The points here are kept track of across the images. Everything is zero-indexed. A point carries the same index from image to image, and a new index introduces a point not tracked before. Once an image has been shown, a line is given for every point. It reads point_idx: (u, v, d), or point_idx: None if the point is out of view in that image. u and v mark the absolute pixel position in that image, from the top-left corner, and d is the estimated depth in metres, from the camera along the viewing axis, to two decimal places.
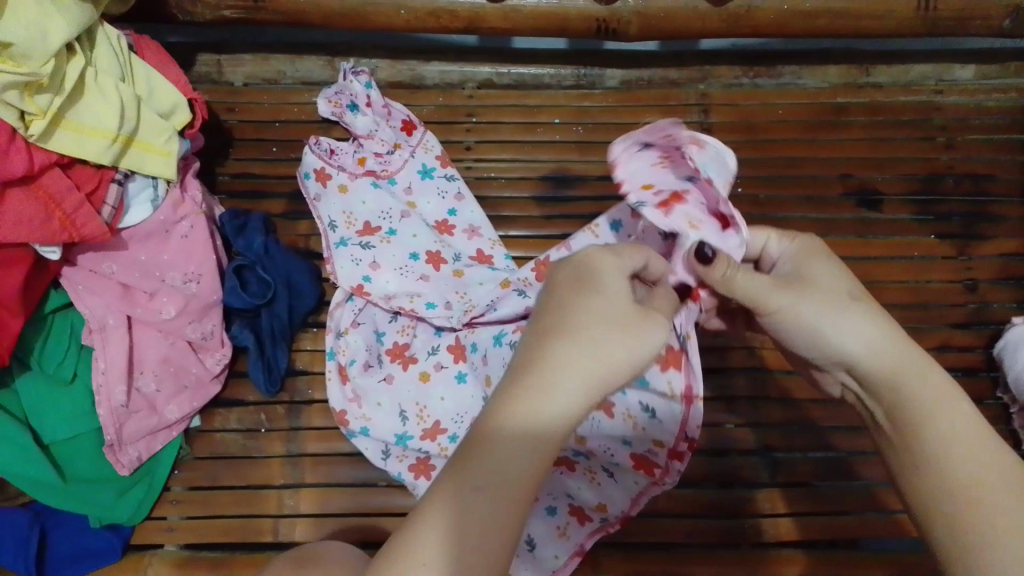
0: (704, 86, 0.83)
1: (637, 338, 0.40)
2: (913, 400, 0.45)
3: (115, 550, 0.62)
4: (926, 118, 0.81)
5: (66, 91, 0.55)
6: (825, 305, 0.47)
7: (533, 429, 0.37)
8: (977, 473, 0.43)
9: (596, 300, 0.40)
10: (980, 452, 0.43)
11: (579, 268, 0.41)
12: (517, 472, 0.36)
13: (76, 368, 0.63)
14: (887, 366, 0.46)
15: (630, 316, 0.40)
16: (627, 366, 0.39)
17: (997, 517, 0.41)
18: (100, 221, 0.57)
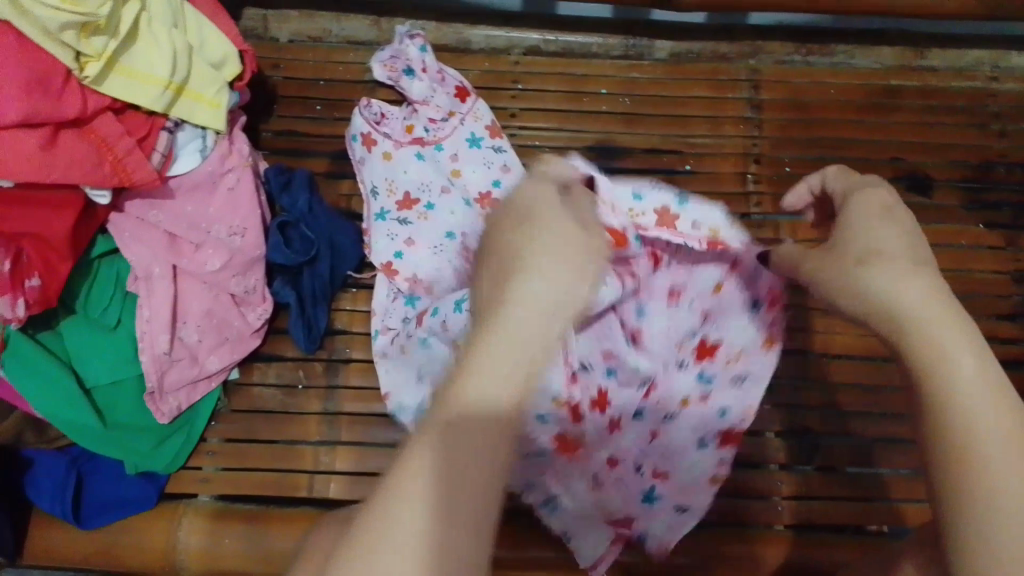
0: (755, 61, 0.82)
1: (580, 269, 0.35)
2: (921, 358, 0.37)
3: (149, 499, 0.63)
4: (980, 104, 0.80)
5: (121, 34, 0.55)
6: (896, 273, 0.39)
7: (474, 377, 0.33)
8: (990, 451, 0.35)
9: (524, 242, 0.35)
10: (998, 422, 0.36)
11: (517, 218, 0.37)
12: (470, 427, 0.32)
13: (120, 315, 0.62)
14: (923, 317, 0.38)
15: (560, 249, 0.35)
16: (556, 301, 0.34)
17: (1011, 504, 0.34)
18: (150, 168, 0.57)
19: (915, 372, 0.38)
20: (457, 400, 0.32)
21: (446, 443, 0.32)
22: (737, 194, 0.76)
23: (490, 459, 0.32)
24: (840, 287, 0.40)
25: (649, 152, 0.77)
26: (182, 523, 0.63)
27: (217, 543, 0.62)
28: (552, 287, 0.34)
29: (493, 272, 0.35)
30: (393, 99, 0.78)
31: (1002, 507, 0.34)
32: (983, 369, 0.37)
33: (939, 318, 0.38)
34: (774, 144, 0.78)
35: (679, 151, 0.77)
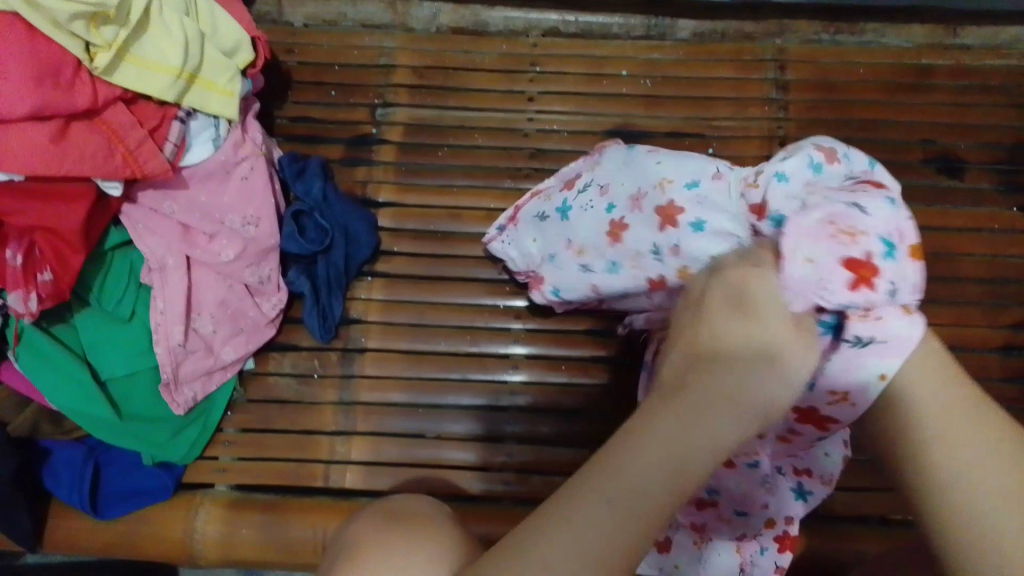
0: (781, 41, 0.79)
1: (758, 347, 0.34)
2: (686, 468, 0.32)
3: (167, 489, 0.63)
4: (1015, 83, 0.77)
5: (132, 23, 0.55)
6: (723, 395, 0.33)
7: (678, 427, 0.32)
8: (694, 453, 0.32)
9: (747, 327, 0.35)
10: (696, 391, 0.33)
11: (735, 291, 0.37)
12: (681, 462, 0.31)
13: (134, 307, 0.62)
14: (703, 409, 0.33)
15: (751, 331, 0.35)
16: (714, 441, 0.32)
17: (679, 414, 0.32)
18: (161, 158, 0.56)
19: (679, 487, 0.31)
20: (610, 468, 0.31)
21: (631, 456, 0.31)
22: None
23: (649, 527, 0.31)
24: (706, 415, 0.33)
25: (670, 136, 0.75)
26: (200, 512, 0.63)
27: (235, 531, 0.62)
28: (700, 393, 0.33)
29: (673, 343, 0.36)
30: (409, 83, 0.77)
31: (672, 444, 0.32)
32: (709, 368, 0.34)
33: (928, 365, 0.39)
34: (799, 126, 0.75)
35: (701, 134, 0.75)
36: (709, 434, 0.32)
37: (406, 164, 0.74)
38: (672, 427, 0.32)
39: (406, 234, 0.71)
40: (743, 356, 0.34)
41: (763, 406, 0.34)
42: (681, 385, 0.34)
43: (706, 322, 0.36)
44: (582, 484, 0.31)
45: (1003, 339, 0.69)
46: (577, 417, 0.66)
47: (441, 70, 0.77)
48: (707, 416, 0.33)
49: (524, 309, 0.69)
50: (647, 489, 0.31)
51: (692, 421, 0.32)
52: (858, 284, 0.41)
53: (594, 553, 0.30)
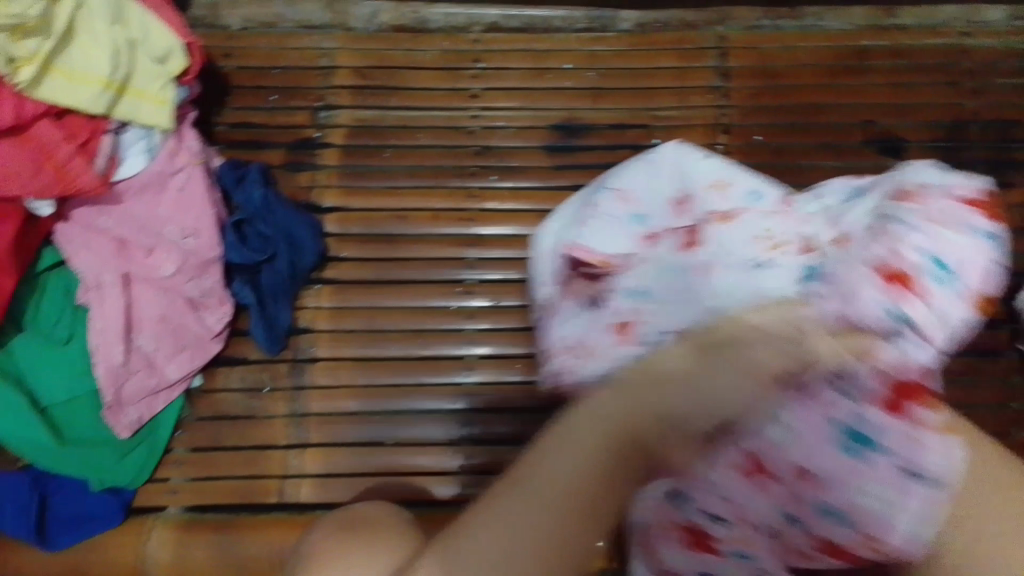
0: (723, 28, 0.78)
1: (702, 364, 0.36)
2: (586, 456, 0.33)
3: (117, 514, 0.61)
4: (952, 62, 0.78)
5: (57, 32, 0.53)
6: (633, 374, 0.36)
7: (635, 406, 0.34)
8: (588, 436, 0.33)
9: (703, 354, 0.36)
10: (620, 382, 0.35)
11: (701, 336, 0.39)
12: (580, 447, 0.33)
13: (73, 327, 0.60)
14: (613, 397, 0.34)
15: (692, 352, 0.37)
16: (607, 418, 0.34)
17: (594, 403, 0.34)
18: (93, 173, 0.55)
19: (577, 476, 0.32)
20: (533, 465, 0.33)
21: (584, 431, 0.33)
22: None
23: (559, 518, 0.31)
24: (614, 401, 0.34)
25: (615, 128, 0.74)
26: (151, 536, 0.61)
27: (189, 552, 0.61)
28: (629, 381, 0.35)
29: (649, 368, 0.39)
30: (351, 84, 0.75)
31: (576, 432, 0.33)
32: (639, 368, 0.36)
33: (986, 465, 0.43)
34: (744, 113, 0.75)
35: (646, 124, 0.75)
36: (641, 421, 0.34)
37: (351, 166, 0.72)
38: (584, 412, 0.34)
39: (353, 238, 0.70)
40: (677, 365, 0.36)
41: (672, 400, 0.34)
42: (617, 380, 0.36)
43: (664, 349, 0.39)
44: (522, 473, 0.33)
45: None
46: (534, 416, 0.65)
47: (382, 69, 0.76)
48: (602, 397, 0.34)
49: (477, 309, 0.68)
50: (553, 475, 0.32)
51: (594, 408, 0.34)
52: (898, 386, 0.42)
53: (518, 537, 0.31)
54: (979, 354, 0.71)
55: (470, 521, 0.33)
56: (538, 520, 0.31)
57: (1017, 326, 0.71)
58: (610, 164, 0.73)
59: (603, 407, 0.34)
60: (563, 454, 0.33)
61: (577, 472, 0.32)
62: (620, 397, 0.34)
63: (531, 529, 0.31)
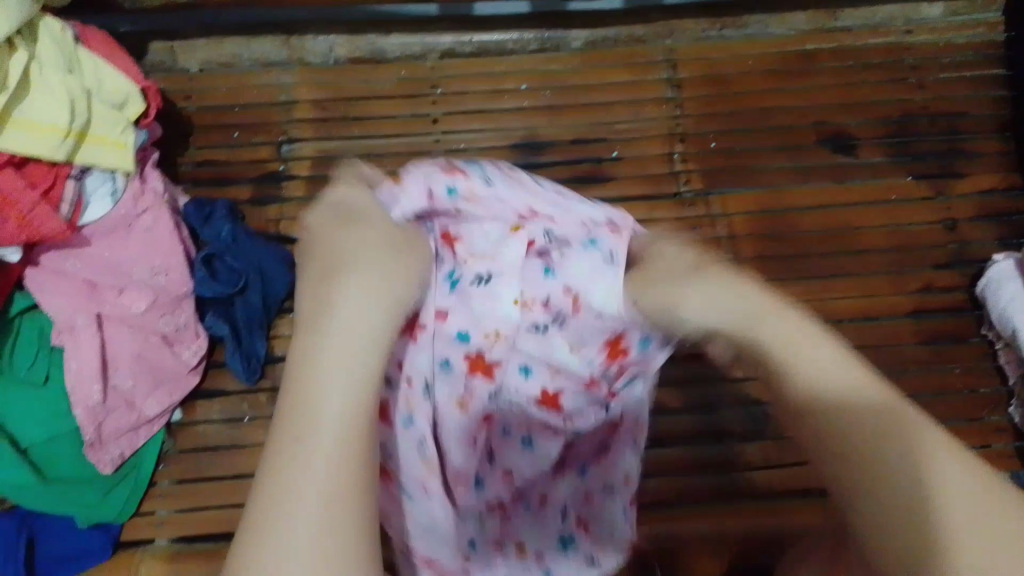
0: (671, 41, 0.81)
1: (375, 252, 0.36)
2: (312, 395, 0.31)
3: (105, 549, 0.62)
4: (897, 58, 0.80)
5: (10, 86, 0.54)
6: (331, 279, 0.34)
7: (350, 344, 0.32)
8: (325, 378, 0.31)
9: (362, 233, 0.37)
10: (316, 302, 0.34)
11: (340, 211, 0.39)
12: (321, 392, 0.31)
13: (49, 369, 0.61)
14: (310, 307, 0.34)
15: (393, 241, 0.37)
16: (336, 344, 0.32)
17: (315, 335, 0.33)
18: (57, 219, 0.56)
19: (302, 421, 0.31)
20: (291, 457, 0.30)
21: (321, 368, 0.32)
22: (666, 176, 0.76)
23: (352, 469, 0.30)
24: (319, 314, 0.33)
25: (573, 143, 0.77)
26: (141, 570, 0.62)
27: None
28: (319, 284, 0.35)
29: (311, 278, 0.35)
30: (313, 117, 0.77)
31: (316, 376, 0.31)
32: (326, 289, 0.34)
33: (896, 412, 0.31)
34: (697, 121, 0.78)
35: (604, 138, 0.77)
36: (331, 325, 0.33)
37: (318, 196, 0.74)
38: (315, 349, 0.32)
39: None
40: (342, 251, 0.36)
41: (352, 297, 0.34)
42: (313, 315, 0.33)
43: (324, 252, 0.36)
44: (281, 457, 0.30)
45: (913, 304, 0.73)
46: None
47: (343, 101, 0.78)
48: (321, 324, 0.33)
49: None
50: (319, 422, 0.31)
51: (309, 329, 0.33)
52: (473, 356, 0.48)
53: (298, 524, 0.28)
54: (947, 340, 0.72)
55: (258, 518, 0.29)
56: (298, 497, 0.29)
57: (980, 311, 0.73)
58: (569, 178, 0.76)
59: (341, 340, 0.32)
60: (297, 402, 0.31)
61: (311, 422, 0.31)
62: (324, 340, 0.32)
63: (318, 512, 0.29)
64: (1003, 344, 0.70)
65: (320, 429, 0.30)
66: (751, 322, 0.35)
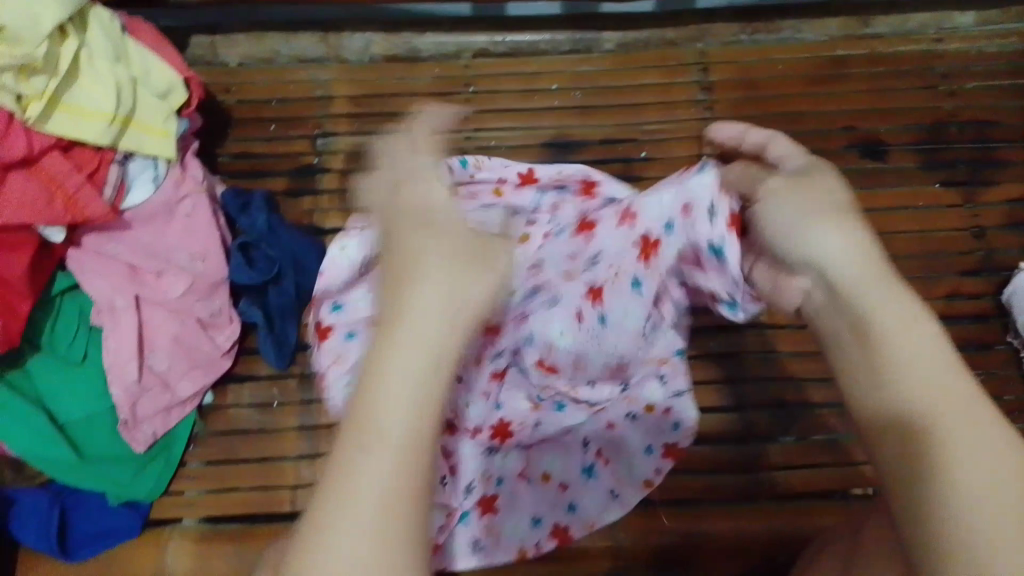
0: (702, 44, 0.82)
1: (452, 257, 0.39)
2: (377, 397, 0.35)
3: (134, 528, 0.64)
4: (928, 66, 0.80)
5: (60, 72, 0.56)
6: (403, 282, 0.38)
7: (413, 343, 0.36)
8: (397, 380, 0.35)
9: (433, 235, 0.39)
10: (398, 306, 0.37)
11: (416, 212, 0.41)
12: (396, 391, 0.35)
13: (87, 348, 0.63)
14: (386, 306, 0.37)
15: (470, 246, 0.39)
16: (411, 347, 0.36)
17: (390, 336, 0.36)
18: (101, 202, 0.58)
19: (369, 420, 0.34)
20: (355, 459, 0.33)
21: (399, 367, 0.35)
22: None
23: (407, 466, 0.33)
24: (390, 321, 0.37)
25: (603, 143, 0.78)
26: (169, 548, 0.63)
27: (207, 563, 0.63)
28: (397, 284, 0.38)
29: (393, 272, 0.39)
30: (348, 112, 0.79)
31: (392, 374, 0.35)
32: (411, 291, 0.37)
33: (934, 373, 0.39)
34: None
35: (634, 139, 0.78)
36: (404, 329, 0.36)
37: (351, 190, 0.76)
38: (391, 352, 0.36)
39: None
40: (416, 254, 0.39)
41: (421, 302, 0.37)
42: (388, 320, 0.37)
43: (413, 248, 0.39)
44: (357, 445, 0.34)
45: (940, 310, 0.73)
46: None
47: (378, 97, 0.79)
48: (394, 333, 0.36)
49: None
50: (387, 429, 0.34)
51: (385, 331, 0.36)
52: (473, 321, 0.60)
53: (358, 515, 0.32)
54: (974, 347, 0.72)
55: (323, 509, 0.33)
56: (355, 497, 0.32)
57: (1006, 319, 0.72)
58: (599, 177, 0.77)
59: (409, 343, 0.36)
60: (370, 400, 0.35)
61: (380, 428, 0.34)
62: (396, 340, 0.36)
63: (375, 519, 0.32)
64: None
65: (385, 433, 0.34)
66: (860, 285, 0.42)
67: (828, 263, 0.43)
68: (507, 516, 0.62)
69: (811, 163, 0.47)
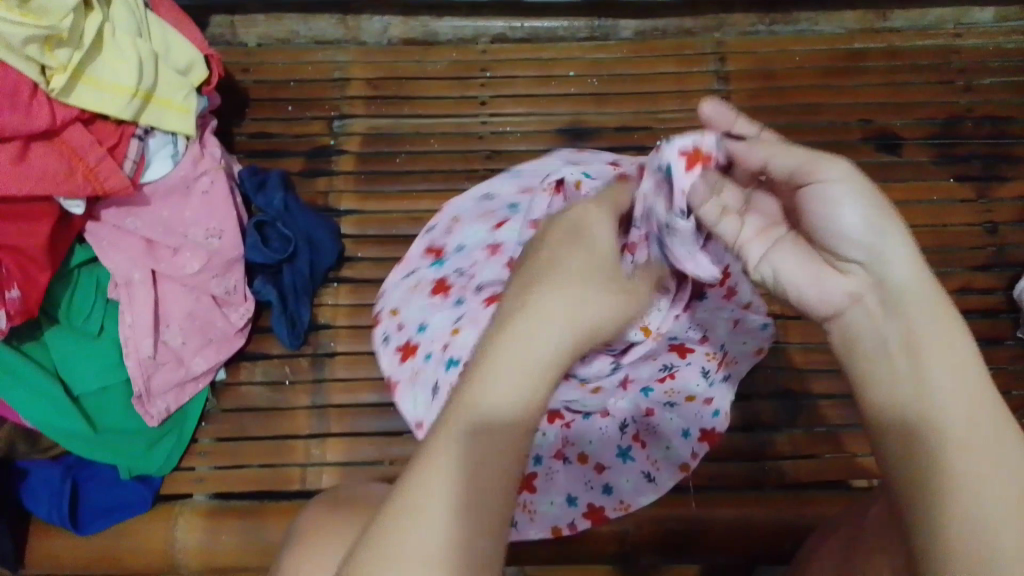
0: (720, 35, 0.82)
1: (588, 273, 0.37)
2: (493, 396, 0.33)
3: (146, 501, 0.64)
4: (945, 61, 0.80)
5: (85, 45, 0.56)
6: (541, 283, 0.36)
7: (527, 357, 0.34)
8: (519, 392, 0.33)
9: (580, 250, 0.38)
10: (534, 307, 0.35)
11: (577, 220, 0.39)
12: (517, 398, 0.33)
13: (103, 321, 0.64)
14: (517, 301, 0.36)
15: (607, 269, 0.38)
16: (541, 355, 0.34)
17: (520, 337, 0.34)
18: (122, 176, 0.58)
19: (481, 420, 0.33)
20: (461, 455, 0.33)
21: (520, 371, 0.34)
22: None
23: (502, 482, 0.33)
24: (514, 317, 0.35)
25: (619, 131, 0.78)
26: (179, 522, 0.64)
27: (214, 538, 0.63)
28: (533, 280, 0.36)
29: (528, 273, 0.37)
30: (364, 94, 0.79)
31: (514, 380, 0.33)
32: (548, 296, 0.35)
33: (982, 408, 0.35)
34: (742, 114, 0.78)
35: (650, 127, 0.78)
36: (535, 329, 0.34)
37: (366, 172, 0.76)
38: (517, 353, 0.34)
39: (369, 239, 0.73)
40: (561, 263, 0.37)
41: (554, 306, 0.35)
42: (517, 313, 0.35)
43: (555, 254, 0.38)
44: (449, 444, 0.33)
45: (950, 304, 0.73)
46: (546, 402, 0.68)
47: (394, 80, 0.79)
48: (519, 327, 0.34)
49: None
50: (497, 433, 0.33)
51: (511, 327, 0.35)
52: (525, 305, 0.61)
53: (450, 521, 0.32)
54: (984, 342, 0.72)
55: (415, 497, 0.32)
56: (456, 500, 0.32)
57: (1017, 314, 0.72)
58: None
59: (536, 351, 0.34)
60: (484, 399, 0.33)
61: (494, 433, 0.33)
62: (510, 349, 0.34)
63: (456, 524, 0.32)
64: None
65: (497, 444, 0.33)
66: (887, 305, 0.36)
67: (882, 275, 0.35)
68: (542, 496, 0.61)
69: (808, 152, 0.36)
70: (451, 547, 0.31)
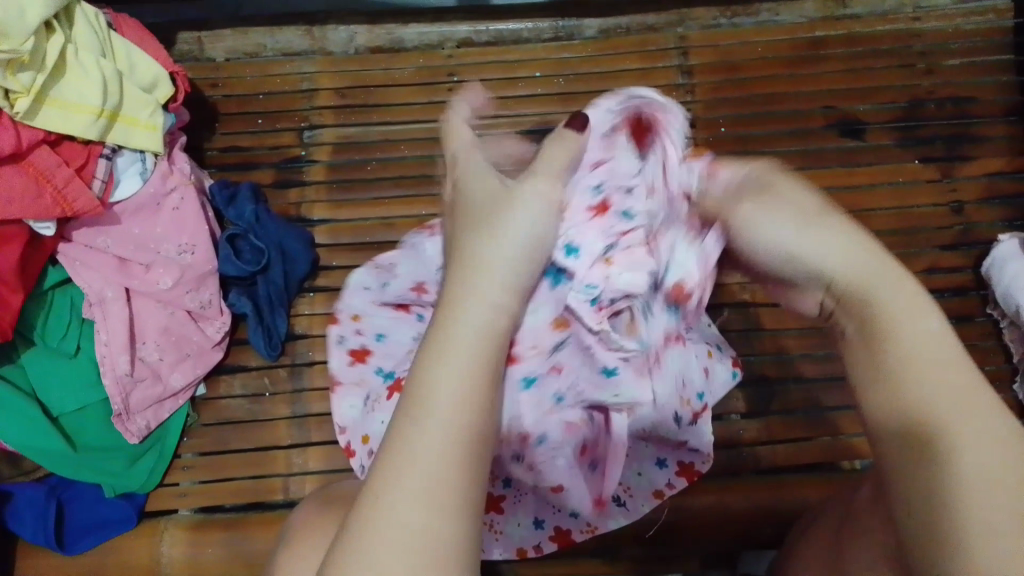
0: (683, 30, 0.82)
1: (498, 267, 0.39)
2: (430, 404, 0.34)
3: (130, 518, 0.64)
4: (906, 45, 0.81)
5: (48, 67, 0.57)
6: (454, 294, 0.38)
7: (452, 366, 0.35)
8: (454, 395, 0.34)
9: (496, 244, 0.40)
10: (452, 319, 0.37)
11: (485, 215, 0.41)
12: (454, 406, 0.34)
13: (79, 341, 0.64)
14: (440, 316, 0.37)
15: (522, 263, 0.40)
16: (466, 365, 0.35)
17: (445, 351, 0.35)
18: (90, 195, 0.59)
19: (423, 426, 0.33)
20: (408, 455, 0.32)
21: (453, 378, 0.34)
22: None
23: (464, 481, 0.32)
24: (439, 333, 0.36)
25: None
26: (164, 537, 0.64)
27: (199, 552, 0.64)
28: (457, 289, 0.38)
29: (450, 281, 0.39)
30: (333, 104, 0.79)
31: (446, 386, 0.34)
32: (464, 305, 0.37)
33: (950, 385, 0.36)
34: (707, 107, 0.79)
35: None
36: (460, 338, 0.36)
37: (338, 181, 0.76)
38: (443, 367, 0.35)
39: (343, 248, 0.74)
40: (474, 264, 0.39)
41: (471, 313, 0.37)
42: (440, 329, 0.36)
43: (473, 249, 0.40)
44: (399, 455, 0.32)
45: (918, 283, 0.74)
46: None
47: (361, 89, 0.80)
48: (445, 346, 0.36)
49: None
50: (442, 438, 0.33)
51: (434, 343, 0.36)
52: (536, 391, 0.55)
53: (408, 524, 0.31)
54: (953, 319, 0.73)
55: (370, 506, 0.31)
56: (418, 498, 0.31)
57: (985, 291, 0.74)
58: None
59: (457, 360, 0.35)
60: (424, 411, 0.33)
61: (442, 438, 0.33)
62: (440, 359, 0.35)
63: (418, 522, 0.31)
64: (1007, 322, 0.72)
65: (443, 443, 0.33)
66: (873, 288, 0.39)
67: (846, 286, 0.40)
68: (509, 518, 0.59)
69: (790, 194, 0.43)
70: (425, 546, 0.30)
